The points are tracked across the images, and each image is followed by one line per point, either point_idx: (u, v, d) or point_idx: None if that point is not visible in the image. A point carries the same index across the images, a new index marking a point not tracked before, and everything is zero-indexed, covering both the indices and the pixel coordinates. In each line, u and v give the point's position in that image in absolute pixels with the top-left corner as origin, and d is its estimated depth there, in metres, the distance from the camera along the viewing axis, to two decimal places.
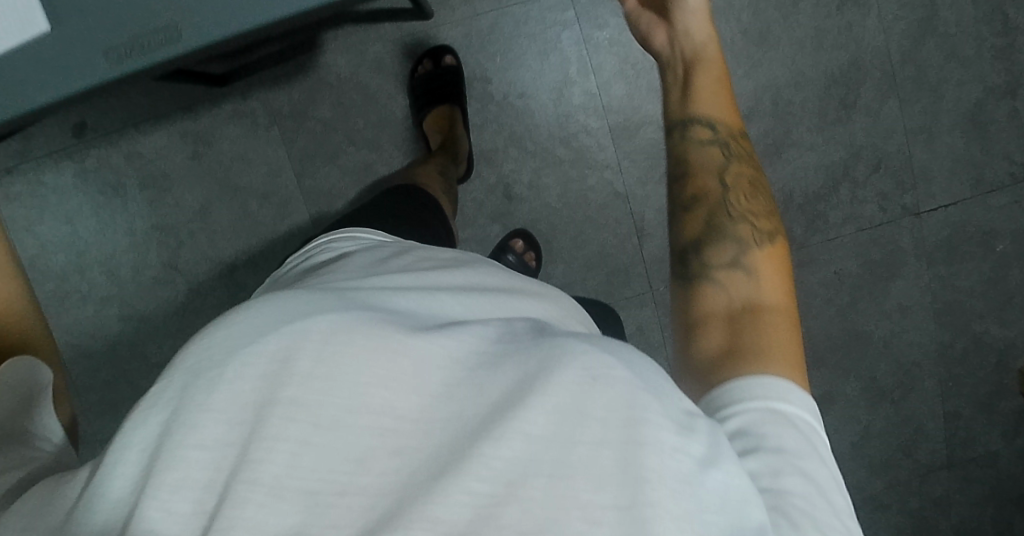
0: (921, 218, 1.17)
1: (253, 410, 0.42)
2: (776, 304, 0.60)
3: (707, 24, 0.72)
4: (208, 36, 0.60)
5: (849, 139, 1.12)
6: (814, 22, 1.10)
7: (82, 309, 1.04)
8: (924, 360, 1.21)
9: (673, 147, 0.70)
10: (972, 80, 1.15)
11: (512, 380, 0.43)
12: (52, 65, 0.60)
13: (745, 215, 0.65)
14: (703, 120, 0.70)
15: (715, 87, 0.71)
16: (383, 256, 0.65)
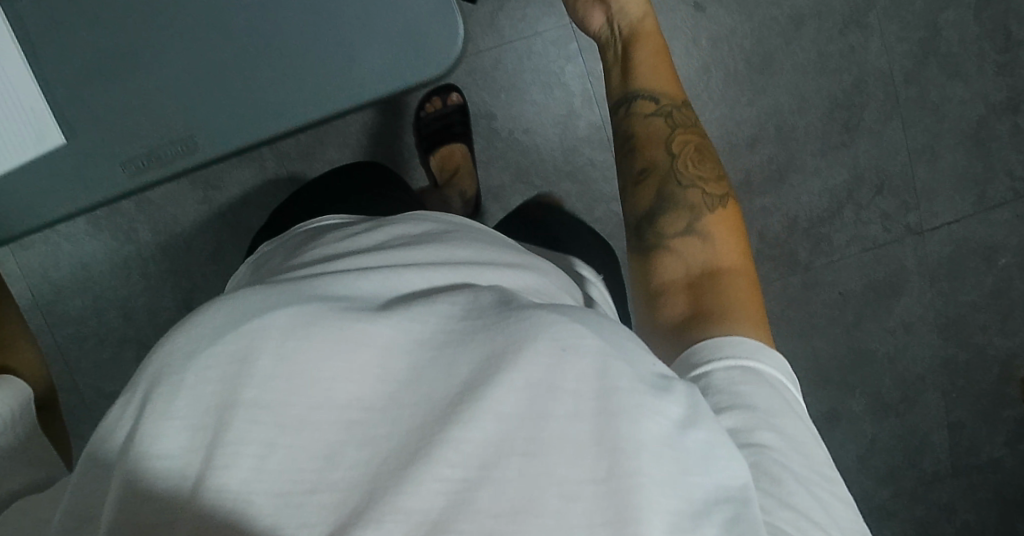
0: (925, 235, 1.17)
1: (215, 414, 0.42)
2: (730, 264, 0.68)
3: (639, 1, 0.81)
4: (222, 147, 0.65)
5: (852, 162, 1.13)
6: (817, 46, 1.10)
7: (99, 352, 1.05)
8: (929, 374, 1.22)
9: (620, 121, 0.78)
10: (974, 97, 1.15)
11: (472, 367, 0.43)
12: (74, 177, 0.64)
13: (695, 182, 0.72)
14: (644, 93, 0.78)
15: (652, 53, 0.80)
16: (356, 234, 0.64)
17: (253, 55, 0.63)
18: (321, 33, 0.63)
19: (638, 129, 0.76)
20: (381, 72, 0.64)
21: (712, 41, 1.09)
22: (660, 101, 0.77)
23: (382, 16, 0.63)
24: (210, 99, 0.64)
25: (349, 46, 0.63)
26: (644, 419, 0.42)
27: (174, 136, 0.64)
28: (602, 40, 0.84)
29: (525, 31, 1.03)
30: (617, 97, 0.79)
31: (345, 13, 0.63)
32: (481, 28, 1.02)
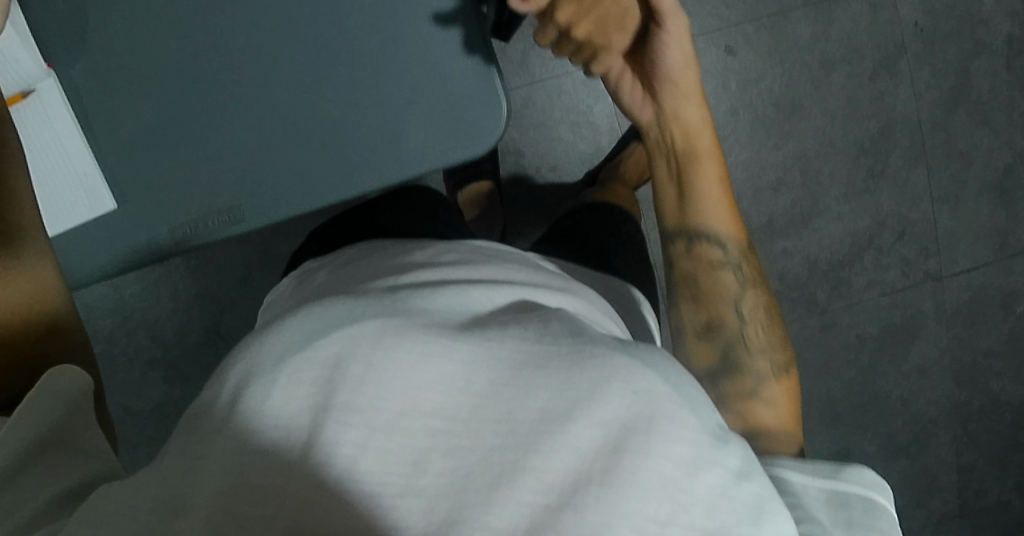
0: (943, 282, 1.18)
1: (309, 415, 0.40)
2: (789, 437, 0.65)
3: (703, 112, 0.75)
4: (269, 218, 0.65)
5: (875, 208, 1.13)
6: (846, 92, 1.10)
7: (129, 371, 1.08)
8: (940, 417, 1.23)
9: (681, 258, 0.73)
10: (1002, 146, 1.15)
11: (552, 383, 0.41)
12: (122, 241, 0.65)
13: (762, 351, 0.70)
14: (712, 235, 0.73)
15: (715, 184, 0.74)
16: (414, 255, 0.64)
17: (304, 128, 0.64)
18: (372, 108, 0.64)
19: (705, 284, 0.72)
20: (428, 149, 0.65)
21: (741, 84, 1.09)
22: (727, 247, 0.73)
23: (433, 93, 0.64)
24: (258, 170, 0.64)
25: (399, 121, 0.64)
26: (705, 469, 0.40)
27: (221, 205, 0.65)
28: (649, 139, 0.77)
29: (557, 70, 1.04)
30: (672, 231, 0.74)
31: (397, 88, 0.64)
32: (512, 66, 1.03)
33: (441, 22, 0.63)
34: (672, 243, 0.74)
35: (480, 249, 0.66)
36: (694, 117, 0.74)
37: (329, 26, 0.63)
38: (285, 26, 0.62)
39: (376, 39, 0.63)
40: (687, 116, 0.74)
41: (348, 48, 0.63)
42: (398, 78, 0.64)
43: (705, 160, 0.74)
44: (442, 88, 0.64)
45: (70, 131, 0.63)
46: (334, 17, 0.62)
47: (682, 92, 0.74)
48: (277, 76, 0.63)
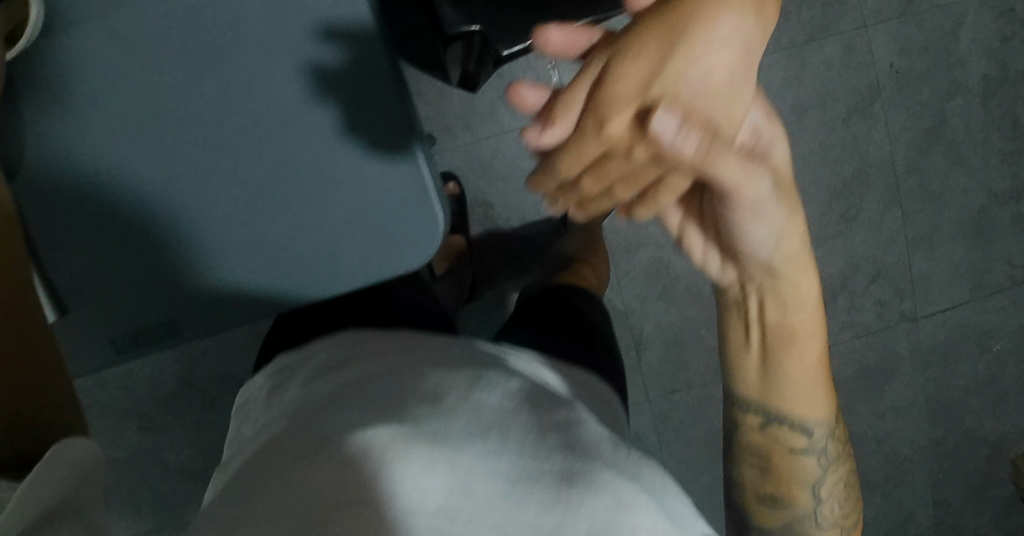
0: (918, 322, 1.17)
1: (318, 513, 0.41)
2: None
3: (812, 291, 0.57)
4: (215, 327, 0.64)
5: (848, 252, 1.12)
6: (819, 136, 1.09)
7: (103, 418, 1.12)
8: (917, 454, 1.22)
9: (754, 430, 0.63)
10: (977, 186, 1.14)
11: (546, 498, 0.42)
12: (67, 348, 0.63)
13: (833, 520, 0.64)
14: (798, 416, 0.62)
15: (812, 365, 0.60)
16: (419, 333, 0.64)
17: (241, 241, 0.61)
18: (309, 218, 0.62)
19: (778, 462, 0.63)
20: (370, 257, 0.63)
21: None
22: (812, 430, 0.62)
23: (371, 202, 0.62)
24: (198, 283, 0.62)
25: (340, 231, 0.62)
26: None
27: (161, 318, 0.63)
28: (730, 293, 0.58)
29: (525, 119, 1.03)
30: (749, 402, 0.63)
31: (335, 201, 0.61)
32: (479, 118, 1.03)
33: (371, 132, 0.60)
34: (741, 412, 0.63)
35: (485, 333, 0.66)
36: (798, 287, 0.56)
37: (258, 142, 0.59)
38: (213, 143, 0.59)
39: (310, 152, 0.60)
40: (787, 287, 0.56)
41: (280, 163, 0.60)
42: (335, 190, 0.61)
43: (800, 342, 0.59)
44: (380, 198, 0.62)
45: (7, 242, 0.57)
46: (264, 131, 0.59)
47: (779, 257, 0.53)
48: (211, 194, 0.60)
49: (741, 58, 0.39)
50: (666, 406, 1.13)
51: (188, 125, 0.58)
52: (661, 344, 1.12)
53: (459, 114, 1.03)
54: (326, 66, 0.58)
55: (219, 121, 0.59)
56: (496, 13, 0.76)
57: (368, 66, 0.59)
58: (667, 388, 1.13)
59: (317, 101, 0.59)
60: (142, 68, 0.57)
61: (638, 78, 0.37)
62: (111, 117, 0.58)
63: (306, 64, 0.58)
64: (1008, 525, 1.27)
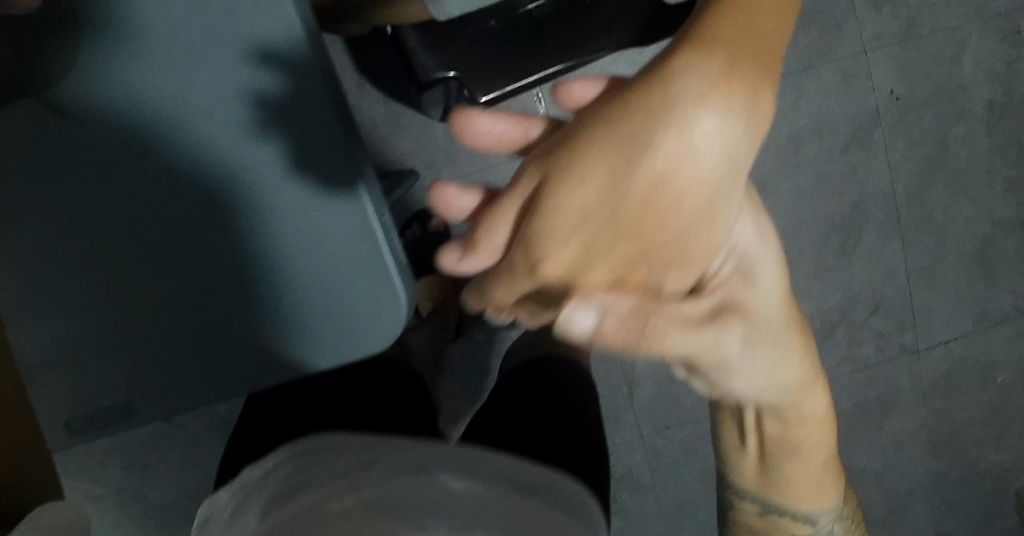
0: (919, 354, 1.14)
1: None
2: None
3: (819, 413, 0.55)
4: (169, 413, 0.58)
5: (847, 285, 1.09)
6: (817, 167, 1.05)
7: (85, 458, 1.10)
8: (918, 488, 1.19)
9: (756, 522, 0.64)
10: (981, 215, 1.10)
11: None
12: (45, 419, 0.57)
13: None
14: (802, 512, 0.62)
15: (816, 466, 0.59)
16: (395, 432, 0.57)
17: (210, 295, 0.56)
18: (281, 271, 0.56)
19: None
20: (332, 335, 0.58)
21: None
22: (817, 520, 0.63)
23: (330, 278, 0.56)
24: (150, 364, 0.57)
25: (300, 306, 0.57)
26: None
27: (109, 402, 0.57)
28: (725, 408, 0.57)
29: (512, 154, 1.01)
30: (742, 491, 0.63)
31: (292, 274, 0.56)
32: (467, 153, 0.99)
33: (328, 200, 0.54)
34: (737, 500, 0.64)
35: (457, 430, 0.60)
36: (789, 408, 0.53)
37: (207, 214, 0.54)
38: (159, 213, 0.54)
39: (262, 221, 0.55)
40: (786, 411, 0.53)
41: (231, 233, 0.55)
42: (292, 264, 0.56)
43: (801, 446, 0.57)
44: (341, 272, 0.56)
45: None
46: (213, 200, 0.54)
47: (767, 382, 0.49)
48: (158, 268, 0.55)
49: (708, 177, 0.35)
50: (659, 443, 1.10)
51: (132, 197, 0.54)
52: (654, 380, 1.09)
53: (443, 148, 1.00)
54: (279, 130, 0.53)
55: (164, 191, 0.54)
56: (474, 54, 0.74)
57: (321, 129, 0.54)
58: (660, 425, 1.10)
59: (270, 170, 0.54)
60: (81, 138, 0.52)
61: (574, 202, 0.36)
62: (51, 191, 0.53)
63: (255, 128, 0.53)
64: None
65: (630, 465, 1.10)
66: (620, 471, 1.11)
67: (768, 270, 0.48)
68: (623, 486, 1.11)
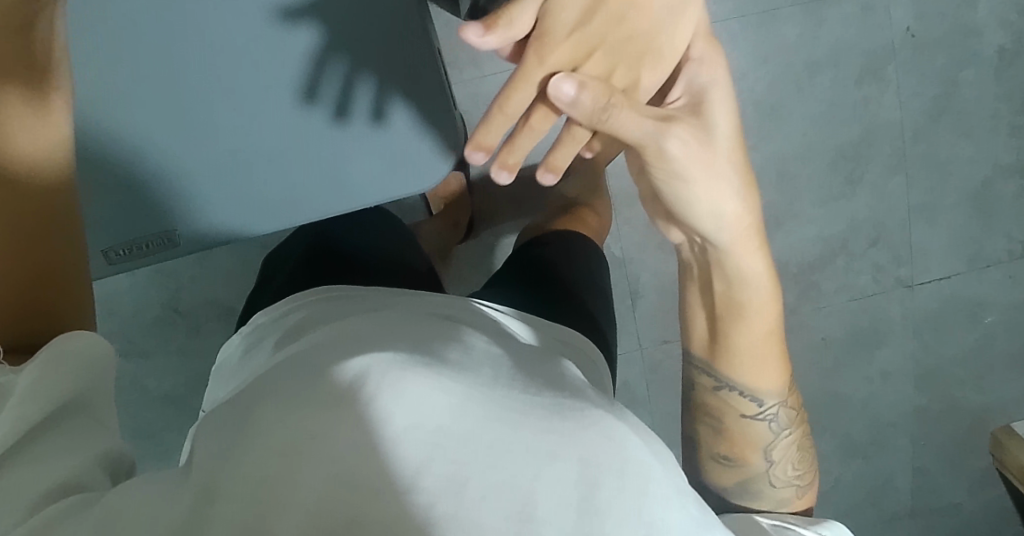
0: (912, 290, 1.18)
1: (305, 423, 0.44)
2: (805, 447, 0.78)
3: (772, 282, 0.73)
4: (199, 246, 0.71)
5: (850, 214, 1.14)
6: (830, 96, 1.10)
7: (125, 326, 1.19)
8: (901, 421, 1.24)
9: (728, 354, 0.75)
10: (982, 158, 1.14)
11: (530, 431, 0.45)
12: (158, 225, 0.70)
13: (789, 420, 0.77)
14: (747, 363, 0.75)
15: (758, 336, 0.74)
16: (421, 306, 0.61)
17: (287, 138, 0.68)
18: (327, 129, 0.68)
19: (731, 426, 0.77)
20: (378, 189, 0.71)
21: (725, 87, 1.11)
22: (776, 379, 0.76)
23: (366, 163, 0.70)
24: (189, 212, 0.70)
25: (335, 183, 0.70)
26: (587, 429, 0.46)
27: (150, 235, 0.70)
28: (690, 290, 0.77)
29: None
30: (699, 362, 0.78)
31: (330, 159, 0.69)
32: (491, 54, 1.07)
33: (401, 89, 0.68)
34: (697, 376, 0.78)
35: (454, 303, 0.64)
36: (736, 259, 0.71)
37: (266, 80, 0.67)
38: (210, 74, 0.66)
39: (266, 94, 0.67)
40: (738, 303, 0.73)
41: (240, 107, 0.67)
42: (340, 130, 0.68)
43: (748, 324, 0.73)
44: (359, 141, 0.69)
45: (106, 109, 0.66)
46: (262, 77, 0.67)
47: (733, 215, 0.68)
48: (204, 132, 0.68)
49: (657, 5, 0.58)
50: (658, 356, 1.17)
51: (191, 71, 0.66)
52: (657, 294, 1.16)
53: (464, 49, 1.06)
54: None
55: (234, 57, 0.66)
56: None
57: (381, 27, 0.67)
58: (659, 339, 1.17)
59: (326, 55, 0.67)
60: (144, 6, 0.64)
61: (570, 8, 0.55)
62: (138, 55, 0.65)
63: (325, 22, 0.66)
64: (983, 495, 1.28)
65: (629, 376, 1.17)
66: (619, 383, 1.18)
67: (722, 107, 0.64)
68: (622, 395, 1.18)
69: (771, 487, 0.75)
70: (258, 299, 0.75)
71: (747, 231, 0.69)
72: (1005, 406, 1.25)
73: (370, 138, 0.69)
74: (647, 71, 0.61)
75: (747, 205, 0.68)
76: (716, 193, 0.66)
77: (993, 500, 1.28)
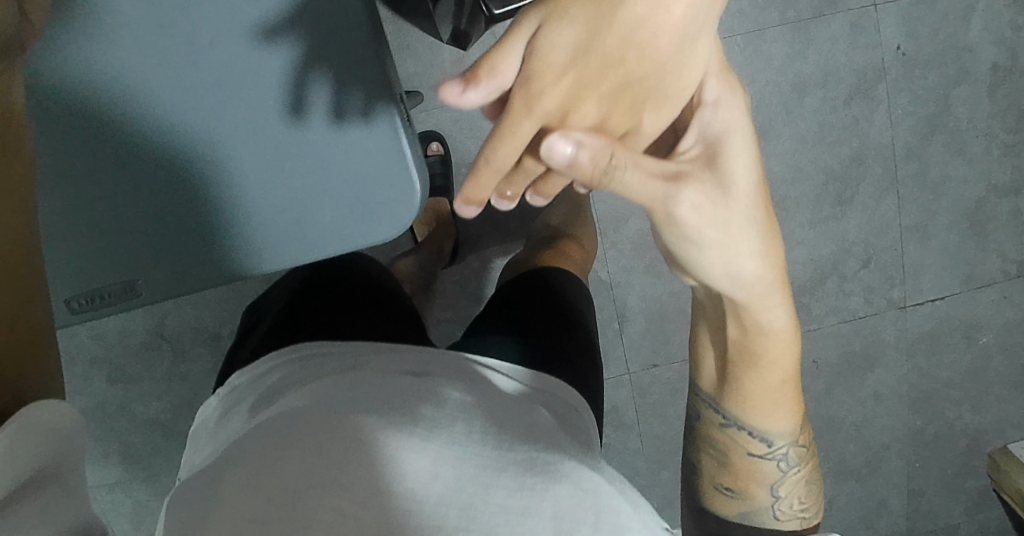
0: (905, 311, 1.16)
1: (275, 489, 0.43)
2: (812, 482, 0.76)
3: (792, 327, 0.69)
4: (166, 296, 0.69)
5: (841, 235, 1.12)
6: (819, 117, 1.08)
7: (108, 352, 1.18)
8: (895, 443, 1.22)
9: (739, 395, 0.71)
10: (976, 177, 1.12)
11: (506, 488, 0.45)
12: (124, 271, 0.68)
13: (798, 457, 0.75)
14: (759, 407, 0.71)
15: (773, 384, 0.70)
16: (393, 360, 0.59)
17: (257, 176, 0.66)
18: (298, 166, 0.66)
19: (738, 463, 0.74)
20: (351, 226, 0.69)
21: None
22: (789, 420, 0.73)
23: (339, 198, 0.68)
24: (156, 256, 0.67)
25: (308, 220, 0.68)
26: (562, 483, 0.46)
27: (114, 283, 0.68)
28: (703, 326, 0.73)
29: None
30: (706, 397, 0.74)
31: (302, 195, 0.67)
32: None
33: (375, 120, 0.66)
34: (704, 410, 0.75)
35: (429, 353, 0.62)
36: (756, 316, 0.66)
37: (235, 116, 0.64)
38: (175, 110, 0.63)
39: (232, 131, 0.65)
40: (756, 350, 0.68)
41: (207, 145, 0.65)
42: (312, 166, 0.66)
43: (763, 369, 0.69)
44: (332, 176, 0.67)
45: (68, 146, 0.63)
46: (230, 114, 0.64)
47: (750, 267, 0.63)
48: (163, 174, 0.65)
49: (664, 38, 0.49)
50: (646, 380, 1.16)
51: (153, 110, 0.63)
52: (645, 317, 1.14)
53: (445, 71, 1.04)
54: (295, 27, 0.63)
55: (201, 93, 0.63)
56: None
57: (354, 62, 0.64)
58: (648, 362, 1.15)
59: (299, 88, 0.64)
60: (107, 39, 0.61)
61: (563, 50, 0.48)
62: (101, 93, 0.62)
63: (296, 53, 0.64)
64: (980, 517, 1.25)
65: (616, 400, 1.16)
66: (607, 407, 1.16)
67: (738, 156, 0.59)
68: (610, 419, 1.17)
69: (776, 521, 0.74)
70: (237, 356, 0.71)
71: (768, 285, 0.65)
72: (1001, 427, 1.23)
73: (343, 175, 0.67)
74: (652, 112, 0.52)
75: (767, 260, 0.64)
76: (732, 248, 0.61)
77: (990, 522, 1.26)
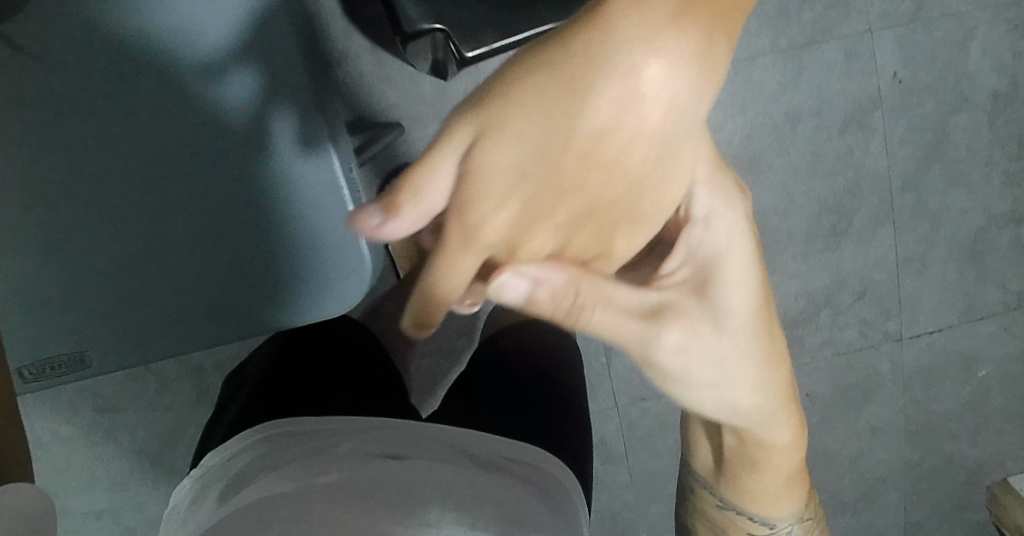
0: (902, 343, 1.13)
1: None
2: None
3: (799, 432, 0.63)
4: (120, 365, 0.65)
5: (835, 267, 1.09)
6: (812, 146, 1.04)
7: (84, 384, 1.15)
8: (892, 477, 1.19)
9: (739, 489, 0.68)
10: (975, 207, 1.09)
11: None
12: (78, 336, 0.64)
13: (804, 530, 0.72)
14: (758, 500, 0.68)
15: (773, 481, 0.66)
16: (366, 444, 0.55)
17: (214, 229, 0.63)
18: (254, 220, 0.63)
19: None
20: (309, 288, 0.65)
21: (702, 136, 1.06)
22: (791, 505, 0.69)
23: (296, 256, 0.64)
24: (112, 318, 0.64)
25: (267, 278, 0.64)
26: None
27: (65, 352, 0.64)
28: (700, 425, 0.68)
29: None
30: (702, 480, 0.72)
31: (260, 251, 0.63)
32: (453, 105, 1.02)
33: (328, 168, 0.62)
34: (701, 491, 0.72)
35: (407, 431, 0.57)
36: (756, 433, 0.61)
37: (187, 168, 0.61)
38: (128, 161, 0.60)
39: (186, 182, 0.61)
40: (757, 455, 0.64)
41: (163, 198, 0.61)
42: (268, 222, 0.63)
43: (765, 466, 0.65)
44: (290, 230, 0.63)
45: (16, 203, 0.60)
46: (183, 164, 0.61)
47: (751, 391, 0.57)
48: (116, 230, 0.62)
49: (631, 153, 0.39)
50: (634, 413, 1.13)
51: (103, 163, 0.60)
52: None
53: (426, 100, 1.02)
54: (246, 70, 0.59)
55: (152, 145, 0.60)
56: (463, 8, 0.72)
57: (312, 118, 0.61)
58: (636, 396, 1.12)
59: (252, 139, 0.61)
60: (50, 90, 0.57)
61: (499, 173, 0.39)
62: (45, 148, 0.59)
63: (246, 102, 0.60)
64: None
65: (604, 434, 1.13)
66: (595, 440, 1.13)
67: (734, 281, 0.53)
68: (598, 453, 1.14)
69: None
70: (213, 432, 0.66)
71: (771, 408, 0.59)
72: (1001, 460, 1.20)
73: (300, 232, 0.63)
74: (626, 236, 0.44)
75: (769, 384, 0.58)
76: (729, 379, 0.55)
77: None
